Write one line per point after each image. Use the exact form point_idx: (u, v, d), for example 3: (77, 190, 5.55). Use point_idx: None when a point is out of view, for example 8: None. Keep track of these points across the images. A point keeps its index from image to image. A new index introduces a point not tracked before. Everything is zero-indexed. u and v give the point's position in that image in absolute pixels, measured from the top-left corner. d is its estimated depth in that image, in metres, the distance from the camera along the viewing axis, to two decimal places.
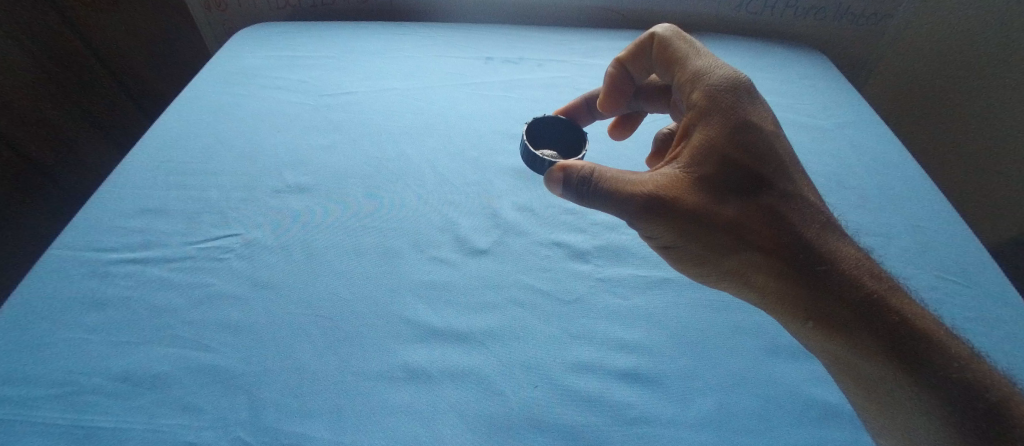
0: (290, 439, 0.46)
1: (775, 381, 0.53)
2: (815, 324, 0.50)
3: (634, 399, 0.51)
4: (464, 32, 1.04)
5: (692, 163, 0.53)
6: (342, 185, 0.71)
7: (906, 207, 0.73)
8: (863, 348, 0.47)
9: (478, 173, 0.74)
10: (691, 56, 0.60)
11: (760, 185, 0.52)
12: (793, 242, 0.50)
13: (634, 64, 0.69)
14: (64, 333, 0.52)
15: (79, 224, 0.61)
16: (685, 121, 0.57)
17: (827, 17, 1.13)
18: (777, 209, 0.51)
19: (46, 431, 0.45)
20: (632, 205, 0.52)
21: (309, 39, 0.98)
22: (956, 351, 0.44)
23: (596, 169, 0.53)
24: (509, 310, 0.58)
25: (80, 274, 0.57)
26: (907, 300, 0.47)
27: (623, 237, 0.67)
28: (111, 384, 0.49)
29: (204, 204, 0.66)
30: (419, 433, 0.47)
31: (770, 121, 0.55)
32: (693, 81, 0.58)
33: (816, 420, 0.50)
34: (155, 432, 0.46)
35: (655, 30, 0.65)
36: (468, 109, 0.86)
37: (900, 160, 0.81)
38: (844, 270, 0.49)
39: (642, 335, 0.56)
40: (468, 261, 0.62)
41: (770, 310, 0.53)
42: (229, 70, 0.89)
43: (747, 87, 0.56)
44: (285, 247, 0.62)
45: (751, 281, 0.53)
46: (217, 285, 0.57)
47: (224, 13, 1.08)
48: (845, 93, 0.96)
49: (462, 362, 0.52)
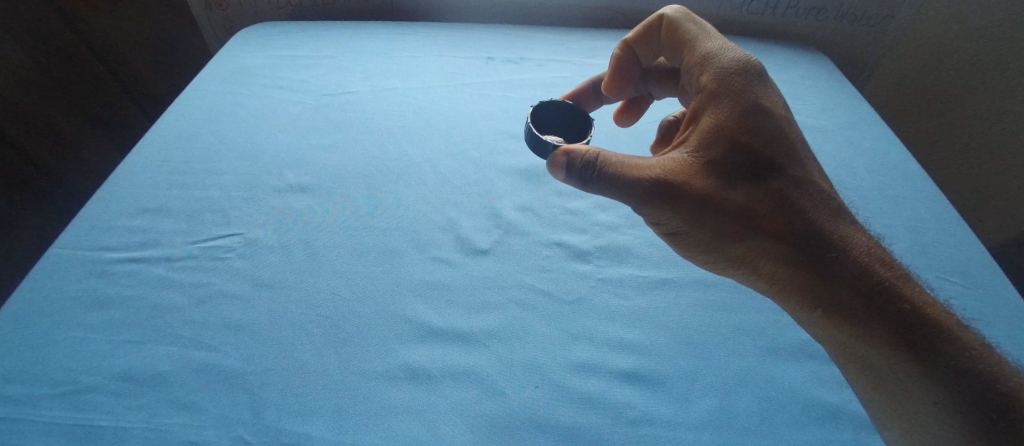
0: (290, 438, 0.46)
1: (775, 382, 0.53)
2: (824, 312, 0.50)
3: (634, 399, 0.51)
4: (465, 32, 1.04)
5: (702, 146, 0.52)
6: (343, 185, 0.71)
7: (907, 208, 0.73)
8: (872, 337, 0.47)
9: (479, 173, 0.74)
10: (701, 38, 0.60)
11: (771, 170, 0.52)
12: (802, 229, 0.50)
13: (642, 47, 0.69)
14: (65, 332, 0.52)
15: (80, 223, 0.62)
16: (695, 105, 0.56)
17: (827, 18, 1.13)
18: (787, 195, 0.51)
19: (47, 429, 0.45)
20: (638, 190, 0.51)
21: (309, 38, 0.98)
22: (966, 340, 0.44)
23: (601, 153, 0.53)
24: (509, 310, 0.58)
25: (81, 274, 0.57)
26: (917, 288, 0.48)
27: (624, 238, 0.67)
28: (112, 383, 0.49)
29: (205, 203, 0.66)
30: (419, 433, 0.47)
31: (781, 106, 0.55)
32: (703, 64, 0.57)
33: (816, 421, 0.50)
34: (156, 431, 0.46)
35: (664, 12, 0.65)
36: (468, 109, 0.86)
37: (900, 161, 0.81)
38: (854, 257, 0.49)
39: (642, 335, 0.56)
40: (469, 261, 0.62)
41: (778, 298, 0.53)
42: (231, 69, 0.89)
43: (757, 71, 0.56)
44: (285, 246, 0.62)
45: (759, 267, 0.53)
46: (217, 285, 0.57)
47: (225, 12, 1.08)
48: (846, 94, 0.96)
49: (462, 361, 0.52)
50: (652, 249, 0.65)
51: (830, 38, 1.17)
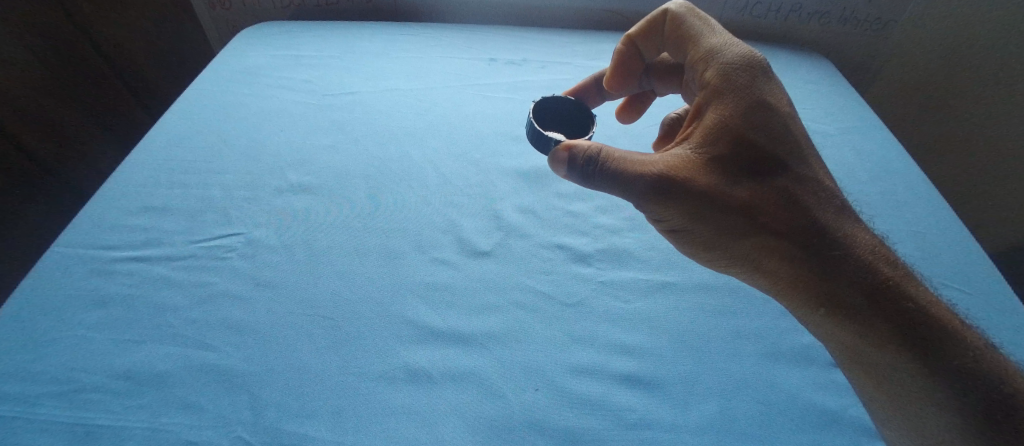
0: (290, 439, 0.46)
1: (775, 387, 0.53)
2: (827, 310, 0.49)
3: (634, 403, 0.51)
4: (467, 33, 1.04)
5: (705, 143, 0.52)
6: (343, 185, 0.71)
7: (909, 213, 0.72)
8: (875, 336, 0.47)
9: (480, 175, 0.75)
10: (705, 34, 0.60)
11: (776, 167, 0.52)
12: (807, 227, 0.50)
13: (645, 42, 0.68)
14: (65, 331, 0.52)
15: (82, 221, 0.62)
16: (698, 101, 0.56)
17: (830, 22, 1.12)
18: (792, 192, 0.51)
19: (47, 427, 0.46)
20: (641, 186, 0.51)
21: (312, 38, 0.98)
22: (969, 339, 0.45)
23: (603, 149, 0.53)
24: (510, 312, 0.58)
25: (82, 272, 0.57)
26: (920, 287, 0.48)
27: (625, 240, 0.67)
28: (112, 382, 0.49)
29: (206, 203, 0.66)
30: (419, 435, 0.47)
31: (786, 103, 0.55)
32: (707, 59, 0.57)
33: (817, 426, 0.50)
34: (156, 431, 0.46)
35: (668, 7, 0.64)
36: (470, 111, 0.86)
37: (902, 166, 0.80)
38: (858, 255, 0.49)
39: (642, 339, 0.56)
40: (470, 263, 0.62)
41: (780, 296, 0.53)
42: (233, 69, 0.89)
43: (762, 68, 0.56)
44: (286, 246, 0.62)
45: (762, 265, 0.53)
46: (218, 284, 0.57)
47: (228, 11, 1.09)
48: (849, 99, 0.96)
49: (463, 363, 0.52)
50: (652, 253, 0.65)
51: (833, 42, 1.17)
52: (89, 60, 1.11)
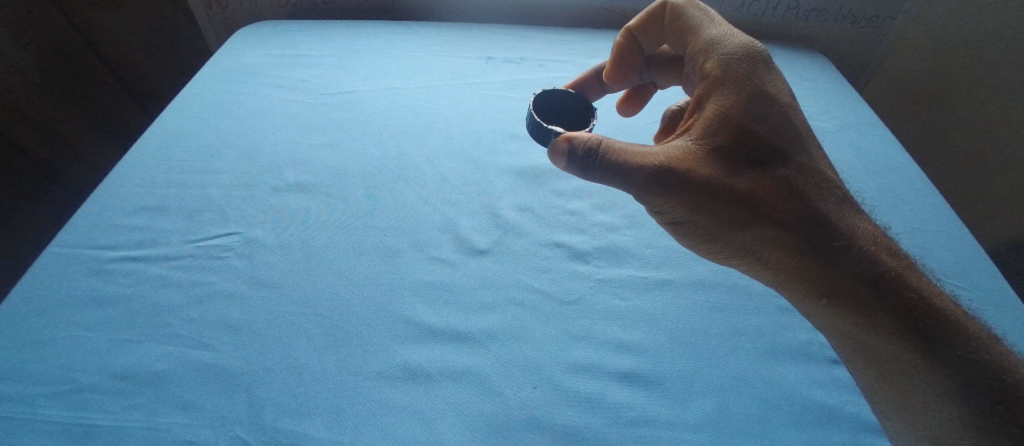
0: (289, 438, 0.46)
1: (775, 384, 0.53)
2: (829, 302, 0.50)
3: (634, 401, 0.51)
4: (465, 31, 1.04)
5: (705, 135, 0.52)
6: (342, 184, 0.70)
7: (907, 209, 0.72)
8: (875, 327, 0.47)
9: (479, 173, 0.74)
10: (705, 24, 0.60)
11: (776, 158, 0.52)
12: (809, 218, 0.50)
13: (644, 33, 0.68)
14: (63, 331, 0.52)
15: (80, 221, 0.61)
16: (699, 93, 0.56)
17: (826, 20, 1.13)
18: (793, 183, 0.51)
19: (46, 427, 0.45)
20: (641, 177, 0.51)
21: (311, 37, 0.98)
22: (970, 330, 0.45)
23: (602, 141, 0.53)
24: (509, 310, 0.57)
25: (80, 273, 0.56)
26: (921, 277, 0.48)
27: (623, 238, 0.66)
28: (111, 382, 0.48)
29: (204, 202, 0.66)
30: (419, 433, 0.47)
31: (786, 94, 0.55)
32: (707, 50, 0.58)
33: (817, 422, 0.50)
34: (154, 430, 0.46)
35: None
36: (469, 109, 0.86)
37: (900, 163, 0.80)
38: (860, 245, 0.49)
39: (641, 336, 0.56)
40: (469, 261, 0.62)
41: (781, 287, 0.54)
42: (229, 68, 0.88)
43: (763, 58, 0.56)
44: (284, 245, 0.62)
45: (763, 257, 0.53)
46: (216, 284, 0.57)
47: (226, 11, 1.08)
48: (849, 97, 0.95)
49: (461, 362, 0.52)
50: (651, 250, 0.65)
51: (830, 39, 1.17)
52: (89, 63, 1.11)
